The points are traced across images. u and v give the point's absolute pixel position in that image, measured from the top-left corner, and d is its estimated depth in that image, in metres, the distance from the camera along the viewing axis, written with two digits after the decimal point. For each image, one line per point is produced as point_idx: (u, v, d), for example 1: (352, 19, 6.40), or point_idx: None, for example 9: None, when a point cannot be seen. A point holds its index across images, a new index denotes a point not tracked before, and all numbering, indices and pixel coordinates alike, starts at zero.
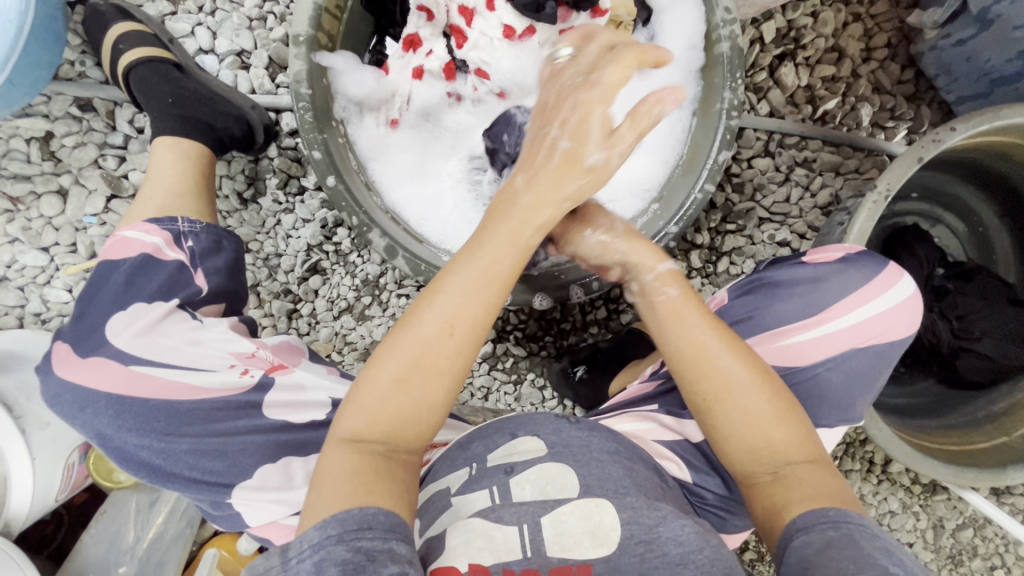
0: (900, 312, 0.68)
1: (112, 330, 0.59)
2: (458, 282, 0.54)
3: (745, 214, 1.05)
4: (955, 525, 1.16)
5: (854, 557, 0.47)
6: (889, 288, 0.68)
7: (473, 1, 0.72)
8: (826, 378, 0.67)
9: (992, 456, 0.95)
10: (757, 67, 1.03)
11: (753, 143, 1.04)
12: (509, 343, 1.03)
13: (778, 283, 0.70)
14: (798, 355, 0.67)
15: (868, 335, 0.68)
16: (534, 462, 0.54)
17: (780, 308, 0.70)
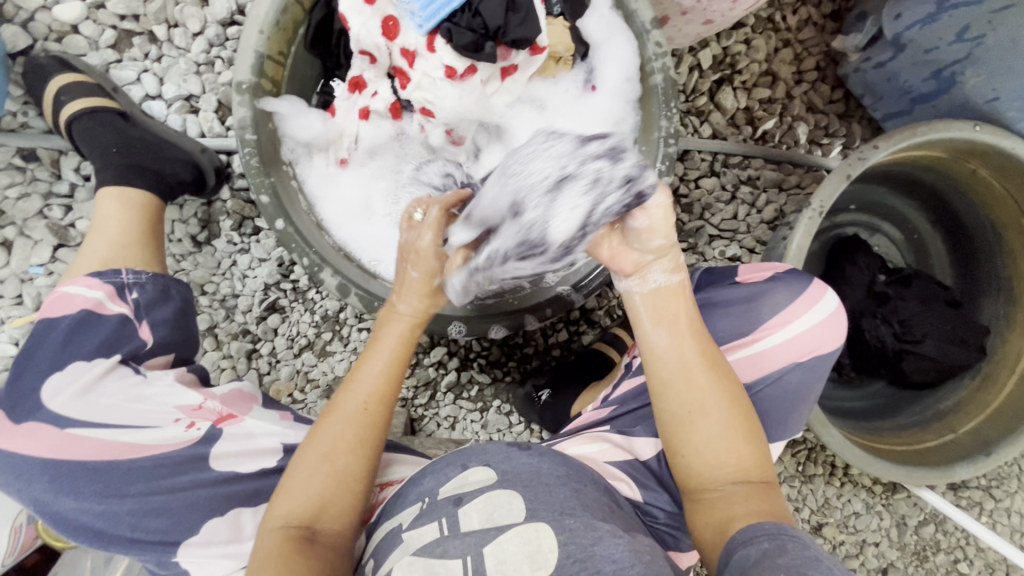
0: (828, 327, 0.70)
1: (47, 394, 0.58)
2: (365, 379, 0.64)
3: (695, 232, 1.09)
4: (917, 521, 1.19)
5: (785, 565, 0.49)
6: (815, 305, 0.70)
7: (414, 43, 0.74)
8: (764, 394, 0.70)
9: (940, 453, 0.99)
10: (698, 92, 1.07)
11: (698, 164, 1.08)
12: (473, 371, 1.04)
13: (715, 304, 0.73)
14: (737, 373, 0.70)
15: (804, 350, 0.70)
16: (484, 492, 0.55)
17: (717, 327, 0.72)
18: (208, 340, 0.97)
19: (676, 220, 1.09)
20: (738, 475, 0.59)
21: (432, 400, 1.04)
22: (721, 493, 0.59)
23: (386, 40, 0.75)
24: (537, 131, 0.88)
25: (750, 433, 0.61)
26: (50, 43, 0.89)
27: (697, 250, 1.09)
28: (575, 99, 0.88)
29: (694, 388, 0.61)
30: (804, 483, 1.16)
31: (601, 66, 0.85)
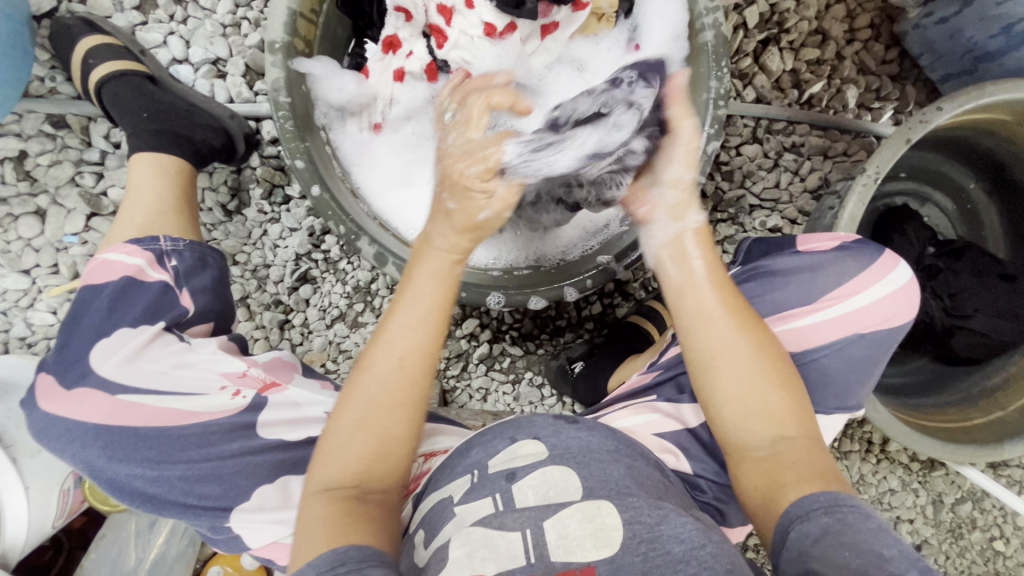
0: (896, 300, 0.67)
1: (97, 359, 0.58)
2: (404, 321, 0.57)
3: (735, 202, 1.05)
4: (953, 499, 1.17)
5: (851, 546, 0.47)
6: (883, 277, 0.67)
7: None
8: (821, 367, 0.67)
9: (987, 432, 0.96)
10: (742, 53, 1.02)
11: (741, 130, 1.04)
12: (505, 344, 1.03)
13: (774, 272, 0.69)
14: (789, 344, 0.67)
15: (866, 322, 0.67)
16: (535, 467, 0.54)
17: (777, 297, 0.69)
18: (241, 310, 0.97)
19: (716, 189, 1.05)
20: (777, 434, 0.57)
21: (464, 372, 1.03)
22: (762, 453, 0.57)
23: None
24: None
25: (789, 389, 0.58)
26: (74, 5, 0.87)
27: (737, 221, 1.05)
28: (615, 62, 0.84)
29: (715, 331, 0.59)
30: (840, 460, 1.14)
31: (647, 24, 0.80)
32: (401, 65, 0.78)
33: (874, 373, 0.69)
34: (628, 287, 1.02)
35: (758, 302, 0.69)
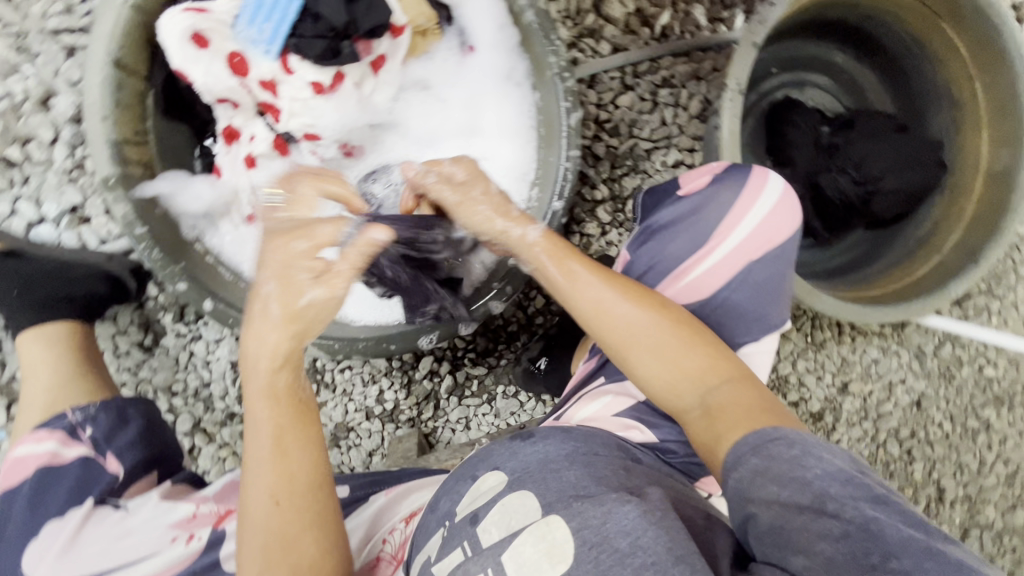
0: (780, 213, 0.68)
1: (31, 562, 0.56)
2: (258, 458, 0.53)
3: (630, 152, 1.05)
4: (933, 345, 1.22)
5: (779, 478, 0.47)
6: (759, 197, 0.68)
7: (269, 71, 0.69)
8: (737, 300, 0.67)
9: (933, 279, 0.98)
10: (583, 11, 1.02)
11: (610, 85, 1.04)
12: (468, 368, 1.03)
13: (663, 226, 0.70)
14: (698, 290, 0.68)
15: (762, 241, 0.68)
16: (495, 501, 0.54)
17: (672, 250, 0.69)
18: (198, 437, 0.94)
19: (608, 148, 1.04)
20: (702, 387, 0.57)
21: (439, 410, 1.03)
22: (695, 412, 0.56)
23: (241, 82, 0.70)
24: (432, 115, 0.84)
25: (698, 343, 0.58)
26: None
27: (640, 169, 1.05)
28: (456, 69, 0.83)
29: (608, 321, 0.58)
30: (818, 351, 1.17)
31: (471, 24, 0.79)
32: (250, 152, 0.75)
33: (790, 285, 0.70)
34: None
35: (658, 261, 0.69)
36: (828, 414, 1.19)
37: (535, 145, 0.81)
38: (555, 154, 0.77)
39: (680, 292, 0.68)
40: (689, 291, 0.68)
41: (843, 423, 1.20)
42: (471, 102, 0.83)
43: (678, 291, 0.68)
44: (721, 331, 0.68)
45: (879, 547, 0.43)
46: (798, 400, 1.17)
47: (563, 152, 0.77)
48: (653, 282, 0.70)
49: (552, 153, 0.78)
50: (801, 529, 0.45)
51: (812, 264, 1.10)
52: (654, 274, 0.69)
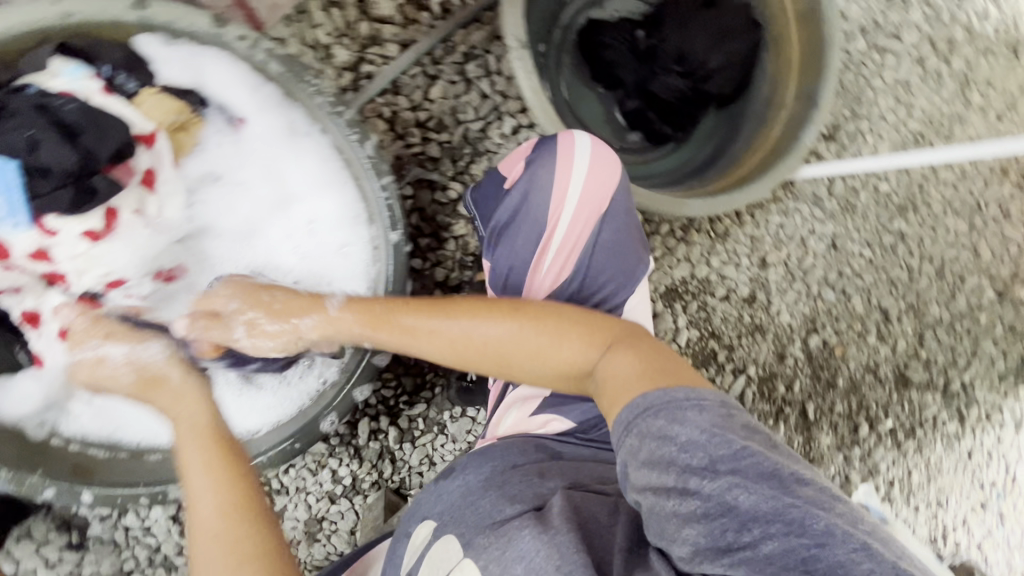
0: (597, 171, 0.72)
1: None
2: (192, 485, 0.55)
3: (465, 140, 1.01)
4: (825, 187, 1.25)
5: (654, 453, 0.51)
6: (573, 163, 0.71)
7: (31, 243, 0.63)
8: (596, 267, 0.72)
9: (786, 135, 0.98)
10: (354, 22, 0.95)
11: (415, 83, 0.98)
12: (407, 410, 1.01)
13: (505, 226, 0.73)
14: (559, 273, 0.72)
15: (594, 203, 0.72)
16: (425, 556, 0.63)
17: (521, 246, 0.73)
18: None
19: (442, 146, 0.99)
20: (587, 368, 0.63)
21: (398, 461, 1.01)
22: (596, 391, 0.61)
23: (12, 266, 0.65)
24: (237, 201, 0.79)
25: (570, 333, 0.63)
26: None
27: (482, 151, 1.01)
28: (240, 147, 0.77)
29: (477, 344, 0.65)
30: (726, 240, 1.18)
31: (231, 101, 0.74)
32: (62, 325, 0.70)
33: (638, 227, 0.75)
34: (451, 281, 1.00)
35: (515, 263, 0.73)
36: (759, 292, 1.21)
37: (353, 187, 0.77)
38: (370, 188, 0.74)
39: (545, 283, 0.73)
40: (553, 279, 0.72)
41: (776, 293, 1.22)
42: (269, 171, 0.79)
43: (544, 282, 0.72)
44: (595, 300, 0.72)
45: (734, 521, 0.48)
46: (727, 293, 1.19)
47: (375, 183, 0.74)
48: (520, 281, 0.74)
49: (367, 188, 0.75)
50: (670, 514, 0.50)
51: (679, 168, 1.10)
52: (518, 274, 0.73)
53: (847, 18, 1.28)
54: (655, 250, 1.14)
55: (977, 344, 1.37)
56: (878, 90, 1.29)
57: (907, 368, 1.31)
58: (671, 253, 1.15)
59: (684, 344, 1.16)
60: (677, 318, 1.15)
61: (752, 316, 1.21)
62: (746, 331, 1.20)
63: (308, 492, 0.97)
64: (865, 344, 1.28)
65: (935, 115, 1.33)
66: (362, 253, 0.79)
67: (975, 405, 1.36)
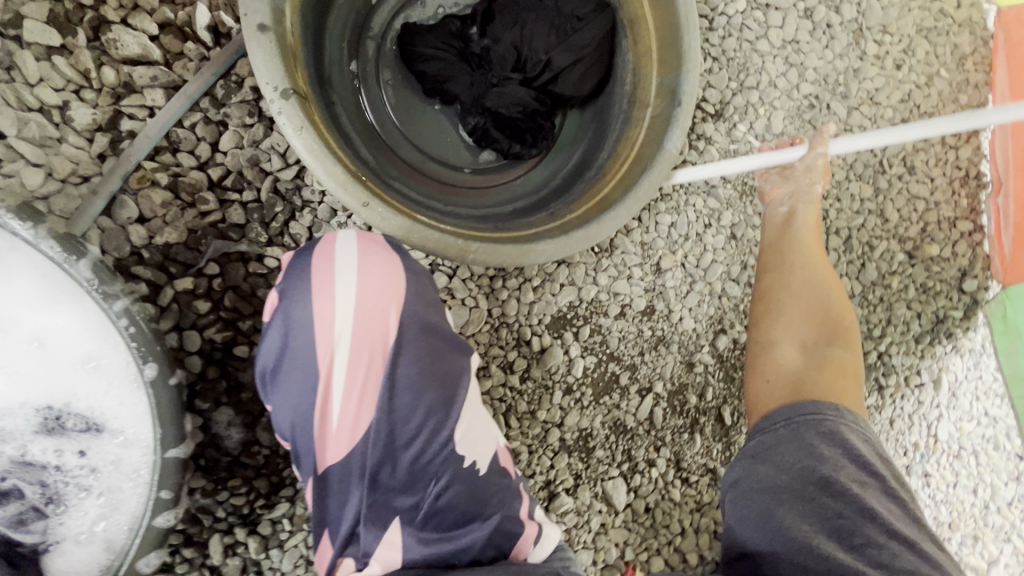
0: (368, 290, 0.62)
1: None
2: None
3: (276, 194, 0.82)
4: (719, 174, 1.13)
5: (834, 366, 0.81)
6: (334, 289, 0.61)
7: None
8: (394, 397, 0.62)
9: (650, 141, 0.84)
10: (94, 70, 0.75)
11: (197, 133, 0.79)
12: (266, 516, 0.87)
13: (273, 374, 0.62)
14: (351, 415, 0.61)
15: (373, 327, 0.62)
16: None
17: (299, 396, 0.62)
18: None
19: (247, 206, 0.82)
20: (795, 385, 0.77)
21: (266, 573, 0.88)
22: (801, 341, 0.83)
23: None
24: None
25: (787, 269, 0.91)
26: None
27: (300, 204, 0.83)
28: None
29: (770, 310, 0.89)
30: (613, 253, 1.06)
31: None
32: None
33: (441, 337, 0.65)
34: None
35: (297, 417, 0.62)
36: (657, 302, 1.10)
37: (91, 304, 0.62)
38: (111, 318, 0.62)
39: (337, 435, 0.62)
40: (344, 426, 0.61)
41: (676, 300, 1.11)
42: None
43: (337, 435, 0.62)
44: (402, 432, 0.62)
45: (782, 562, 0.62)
46: (622, 309, 1.07)
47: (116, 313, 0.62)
48: (308, 439, 0.62)
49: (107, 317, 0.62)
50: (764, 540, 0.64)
51: (543, 184, 0.95)
52: (304, 430, 0.62)
53: None
54: (533, 279, 1.01)
55: (891, 311, 1.31)
56: (765, 54, 1.16)
57: None
58: (552, 279, 1.02)
59: (581, 374, 1.05)
60: (569, 349, 1.04)
61: (653, 329, 1.10)
62: (648, 347, 1.10)
63: None
64: None
65: (828, 74, 1.21)
66: (118, 395, 0.63)
67: (894, 374, 1.32)
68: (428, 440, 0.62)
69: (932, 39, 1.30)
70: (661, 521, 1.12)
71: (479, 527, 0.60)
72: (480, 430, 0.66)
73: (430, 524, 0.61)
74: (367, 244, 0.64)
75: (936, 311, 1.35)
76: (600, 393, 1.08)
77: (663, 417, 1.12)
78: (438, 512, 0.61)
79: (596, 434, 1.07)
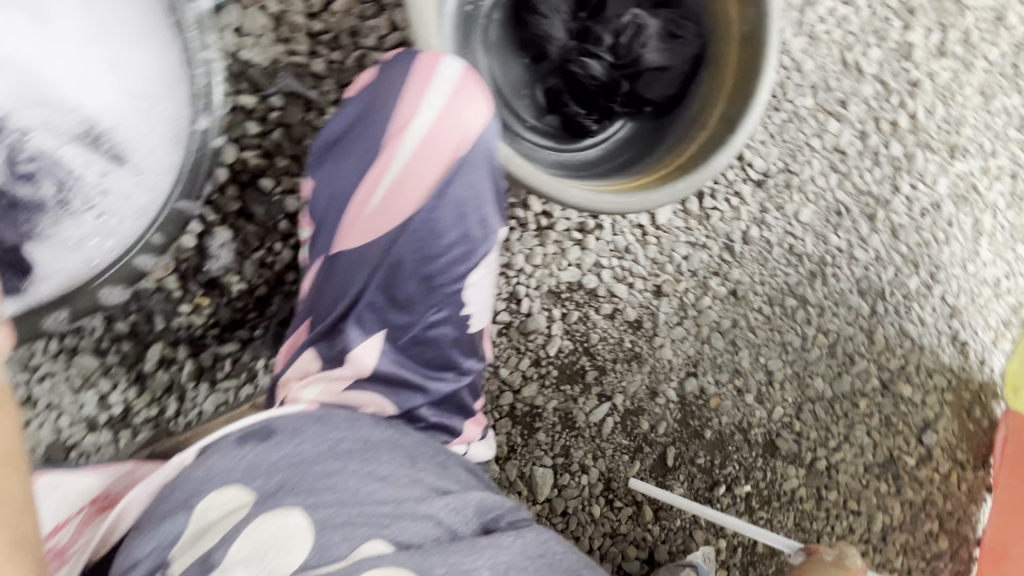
0: (445, 121, 0.75)
1: None
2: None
3: (359, 65, 0.88)
4: (740, 232, 1.21)
5: None
6: (418, 106, 0.74)
7: None
8: (426, 215, 0.76)
9: (698, 155, 0.89)
10: None
11: None
12: (211, 348, 0.87)
13: (341, 150, 0.78)
14: (385, 208, 0.76)
15: (434, 149, 0.75)
16: (248, 518, 0.58)
17: (352, 174, 0.77)
18: None
19: (331, 64, 0.87)
20: None
21: (187, 401, 0.86)
22: None
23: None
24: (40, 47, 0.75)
25: None
26: None
27: None
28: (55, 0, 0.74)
29: None
30: (625, 257, 1.11)
31: None
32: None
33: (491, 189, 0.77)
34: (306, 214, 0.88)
35: (340, 191, 0.78)
36: (646, 320, 1.14)
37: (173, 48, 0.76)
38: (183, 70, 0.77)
39: (366, 218, 0.77)
40: (376, 215, 0.77)
41: (664, 327, 1.15)
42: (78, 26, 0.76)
43: (364, 219, 0.76)
44: (421, 246, 0.77)
45: None
46: (613, 312, 1.11)
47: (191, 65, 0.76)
48: (342, 211, 0.78)
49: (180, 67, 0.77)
50: None
51: (593, 162, 0.99)
52: (342, 205, 0.78)
53: (803, 71, 1.25)
54: (545, 246, 1.06)
55: (851, 429, 1.34)
56: (814, 151, 1.26)
57: (778, 437, 1.26)
58: (562, 255, 1.07)
59: (553, 354, 1.08)
60: (553, 325, 1.07)
61: (633, 343, 1.13)
62: (622, 358, 1.12)
63: (62, 412, 0.83)
64: (742, 402, 1.23)
65: (862, 193, 1.31)
66: (165, 133, 0.79)
67: (836, 490, 1.33)
68: (439, 261, 0.77)
69: (961, 206, 1.38)
70: (572, 530, 1.10)
71: (450, 379, 0.80)
72: (482, 286, 0.80)
73: (412, 349, 0.79)
74: (468, 79, 0.74)
75: (892, 449, 1.37)
76: (563, 380, 1.09)
77: (611, 429, 1.12)
78: (421, 343, 0.79)
79: (544, 417, 1.09)
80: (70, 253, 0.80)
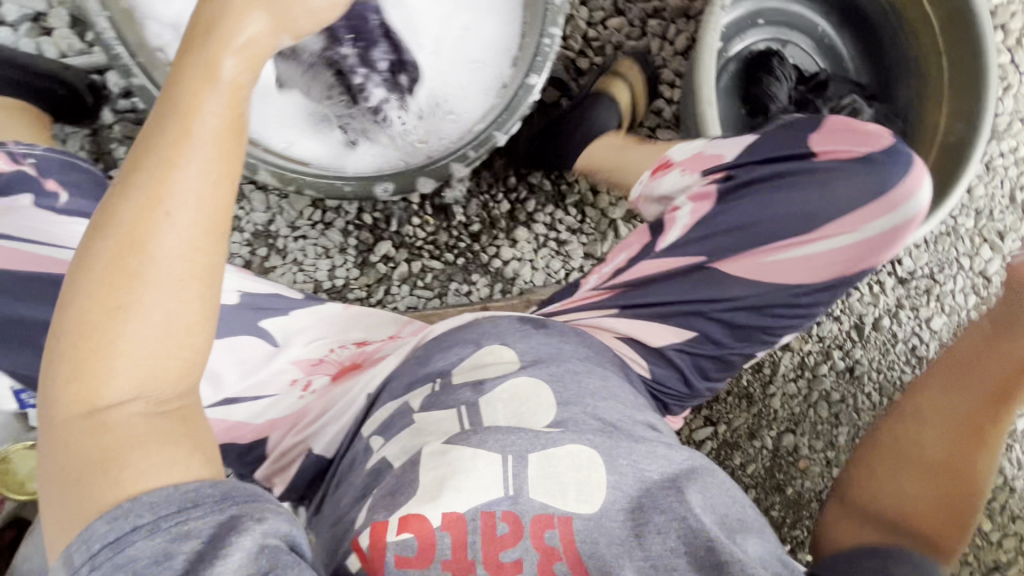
0: (879, 239, 0.68)
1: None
2: (189, 166, 0.39)
3: (612, 74, 1.07)
4: (872, 318, 1.28)
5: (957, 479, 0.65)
6: (873, 212, 0.67)
7: None
8: (793, 298, 0.71)
9: None
10: None
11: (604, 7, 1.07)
12: (424, 260, 1.02)
13: (768, 185, 0.70)
14: (767, 275, 0.70)
15: (849, 252, 0.69)
16: (508, 376, 0.64)
17: (769, 222, 0.69)
18: None
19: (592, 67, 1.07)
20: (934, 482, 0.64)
21: (389, 295, 1.01)
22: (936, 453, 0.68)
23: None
24: None
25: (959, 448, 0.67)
26: None
27: None
28: None
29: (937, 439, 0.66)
30: None
31: None
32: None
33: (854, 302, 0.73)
34: (532, 178, 1.05)
35: (749, 226, 0.70)
36: (766, 366, 1.24)
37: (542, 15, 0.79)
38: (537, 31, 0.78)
39: (750, 268, 0.71)
40: (758, 273, 0.70)
41: (779, 378, 1.24)
42: None
43: (755, 263, 0.70)
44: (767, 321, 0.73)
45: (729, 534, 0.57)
46: None
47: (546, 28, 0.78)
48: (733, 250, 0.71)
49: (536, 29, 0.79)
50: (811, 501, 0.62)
51: None
52: (740, 243, 0.70)
53: (973, 195, 1.33)
54: None
55: None
56: (961, 269, 1.33)
57: None
58: None
59: None
60: None
61: (748, 383, 1.24)
62: (735, 393, 1.23)
63: (300, 270, 0.98)
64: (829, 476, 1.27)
65: None
66: (494, 84, 0.84)
67: None
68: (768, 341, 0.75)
69: None
70: None
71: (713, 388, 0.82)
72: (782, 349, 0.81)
73: (705, 363, 0.78)
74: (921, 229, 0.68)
75: None
76: None
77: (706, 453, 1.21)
78: (712, 364, 0.78)
79: None
80: (330, 144, 0.84)
